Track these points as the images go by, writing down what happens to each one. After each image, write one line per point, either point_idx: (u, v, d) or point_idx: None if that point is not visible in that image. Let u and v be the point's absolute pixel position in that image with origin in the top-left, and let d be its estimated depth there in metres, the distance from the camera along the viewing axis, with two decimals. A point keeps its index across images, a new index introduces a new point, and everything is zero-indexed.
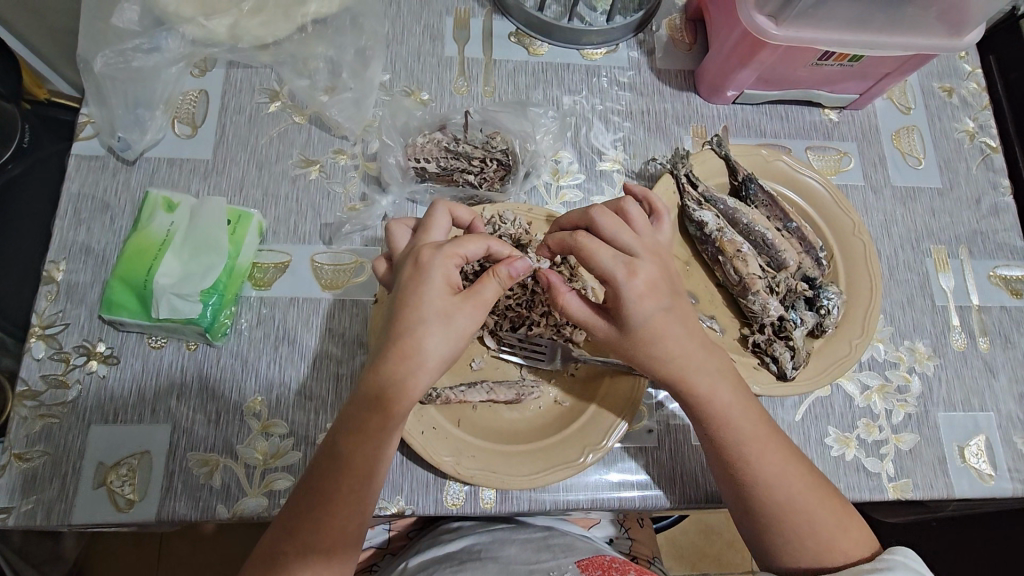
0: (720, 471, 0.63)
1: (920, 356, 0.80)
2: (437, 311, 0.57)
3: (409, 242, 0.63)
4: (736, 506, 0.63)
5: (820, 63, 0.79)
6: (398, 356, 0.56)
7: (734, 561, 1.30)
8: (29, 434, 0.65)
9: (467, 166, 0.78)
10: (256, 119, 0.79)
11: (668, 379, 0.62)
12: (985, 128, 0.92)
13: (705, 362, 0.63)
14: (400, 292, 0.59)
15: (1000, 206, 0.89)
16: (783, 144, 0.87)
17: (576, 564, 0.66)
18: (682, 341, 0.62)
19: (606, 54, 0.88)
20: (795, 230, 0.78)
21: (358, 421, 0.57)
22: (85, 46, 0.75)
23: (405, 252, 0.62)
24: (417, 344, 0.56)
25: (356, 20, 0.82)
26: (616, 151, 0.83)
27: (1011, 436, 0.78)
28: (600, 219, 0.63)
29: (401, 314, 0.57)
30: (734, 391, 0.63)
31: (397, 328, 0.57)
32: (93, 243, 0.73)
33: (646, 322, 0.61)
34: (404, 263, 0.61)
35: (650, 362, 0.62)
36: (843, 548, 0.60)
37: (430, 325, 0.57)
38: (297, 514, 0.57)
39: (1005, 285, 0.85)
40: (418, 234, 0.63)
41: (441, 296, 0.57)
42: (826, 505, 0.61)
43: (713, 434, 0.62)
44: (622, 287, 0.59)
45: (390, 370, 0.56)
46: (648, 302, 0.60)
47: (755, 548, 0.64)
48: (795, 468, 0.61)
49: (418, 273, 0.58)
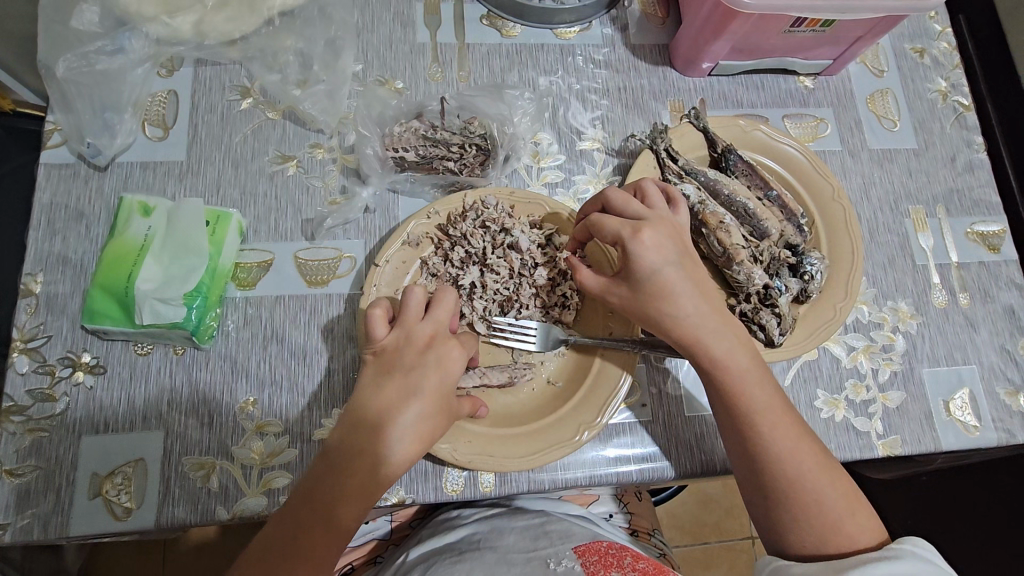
0: (734, 440, 0.64)
1: (903, 315, 0.81)
2: (432, 415, 0.58)
3: (425, 317, 0.61)
4: (745, 478, 0.64)
5: (792, 30, 0.79)
6: (391, 454, 0.56)
7: (733, 529, 1.32)
8: (19, 450, 0.64)
9: (447, 152, 0.78)
10: (228, 116, 0.78)
11: (680, 343, 0.64)
12: (957, 87, 0.92)
13: (719, 328, 0.64)
14: (411, 379, 0.58)
15: (975, 163, 0.90)
16: (760, 114, 0.88)
17: (573, 551, 0.64)
18: (695, 305, 0.63)
19: (580, 32, 0.87)
20: (776, 199, 0.79)
21: (347, 469, 0.56)
22: (46, 51, 0.73)
23: (429, 332, 0.60)
24: (402, 441, 0.56)
25: (323, 11, 0.80)
26: (595, 129, 0.83)
27: (994, 387, 0.80)
28: (614, 196, 0.67)
29: (403, 405, 0.57)
30: (752, 360, 0.64)
31: (388, 416, 0.57)
32: (70, 252, 0.71)
33: (652, 286, 0.63)
34: (419, 350, 0.59)
35: (658, 326, 0.64)
36: (849, 532, 0.61)
37: (413, 427, 0.57)
38: (296, 511, 0.56)
39: (983, 241, 0.86)
40: (433, 314, 0.62)
41: (443, 403, 0.59)
42: (835, 486, 0.61)
43: (729, 401, 0.63)
44: (635, 245, 0.62)
45: (376, 451, 0.56)
46: (653, 263, 0.62)
47: (761, 525, 0.65)
48: (809, 444, 0.62)
49: (443, 368, 0.59)
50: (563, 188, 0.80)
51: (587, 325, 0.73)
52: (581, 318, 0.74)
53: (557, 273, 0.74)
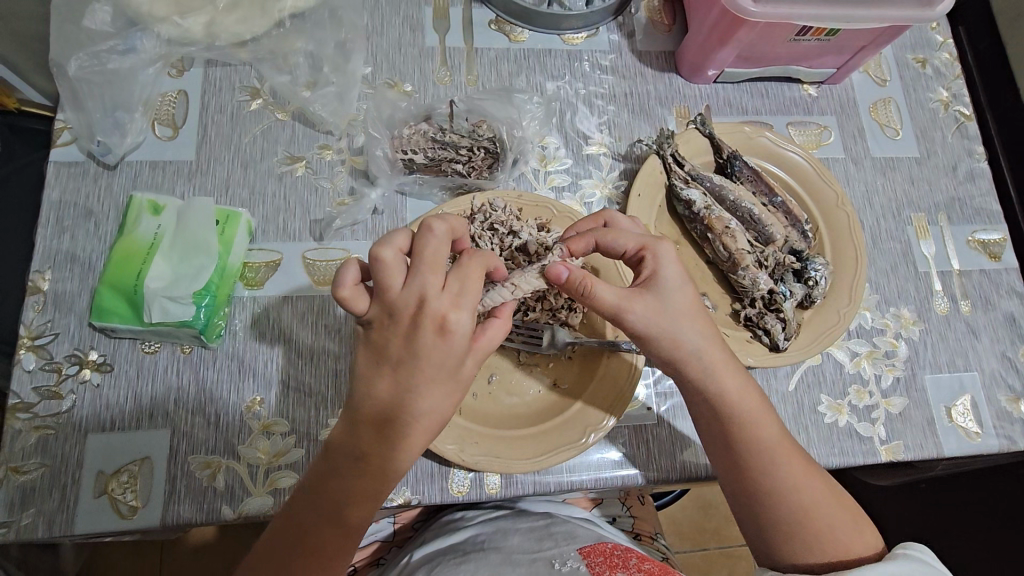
0: (739, 471, 0.62)
1: (905, 321, 0.82)
2: (451, 381, 0.53)
3: (407, 283, 0.52)
4: (751, 510, 0.62)
5: (798, 39, 0.80)
6: (422, 432, 0.53)
7: (733, 535, 1.32)
8: (24, 448, 0.64)
9: (455, 155, 0.78)
10: (238, 116, 0.78)
11: (689, 374, 0.62)
12: (959, 97, 0.94)
13: (725, 356, 0.63)
14: (415, 364, 0.52)
15: (976, 171, 0.91)
16: (765, 121, 0.89)
17: (578, 552, 0.64)
18: (704, 331, 0.62)
19: (586, 38, 0.88)
20: (781, 204, 0.80)
21: (377, 468, 0.54)
22: (57, 50, 0.73)
23: (415, 301, 0.52)
24: (431, 419, 0.53)
25: (334, 14, 0.81)
26: (601, 134, 0.84)
27: (995, 394, 0.80)
28: (617, 216, 0.68)
29: (415, 390, 0.52)
30: (759, 391, 0.63)
31: (409, 401, 0.52)
32: (78, 250, 0.71)
33: (674, 301, 0.60)
34: (411, 322, 0.52)
35: (673, 350, 0.61)
36: (859, 552, 0.60)
37: (443, 395, 0.53)
38: (318, 531, 0.55)
39: (984, 249, 0.87)
40: (416, 278, 0.52)
41: (460, 364, 0.53)
42: (841, 508, 0.61)
43: (736, 433, 0.61)
44: (661, 252, 0.61)
45: (401, 440, 0.53)
46: (673, 277, 0.61)
47: (765, 555, 0.63)
48: (812, 468, 0.62)
49: (444, 339, 0.51)
50: (569, 192, 0.81)
51: (594, 327, 0.73)
52: (588, 321, 0.74)
53: None
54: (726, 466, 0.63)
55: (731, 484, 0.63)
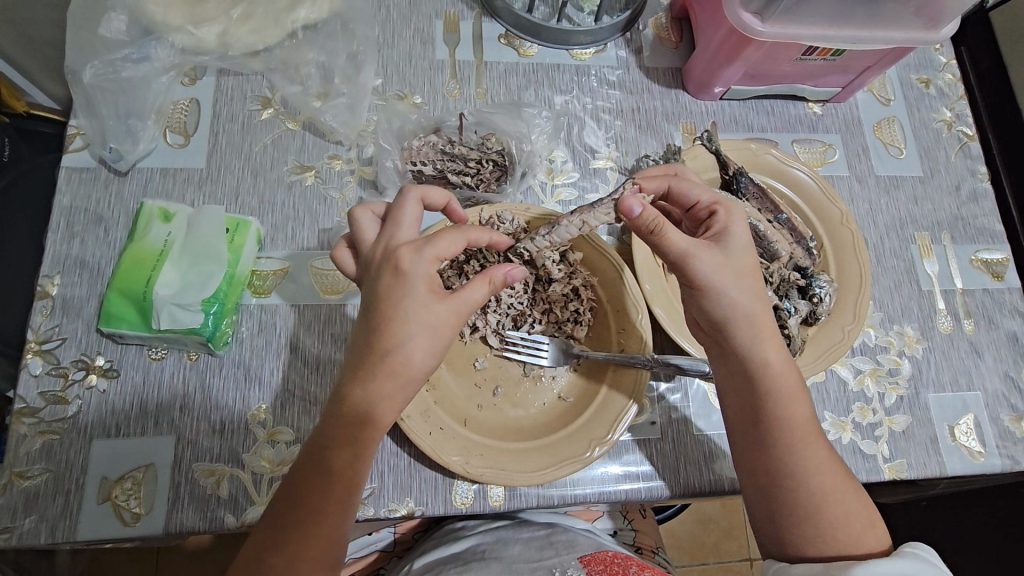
0: (761, 452, 0.62)
1: (909, 339, 0.82)
2: (421, 324, 0.54)
3: (378, 236, 0.59)
4: (766, 490, 0.62)
5: (804, 58, 0.81)
6: (389, 376, 0.54)
7: (732, 550, 1.32)
8: (29, 452, 0.64)
9: (463, 167, 0.80)
10: (249, 126, 0.79)
11: (734, 339, 0.62)
12: (962, 117, 0.94)
13: (773, 338, 0.62)
14: (379, 302, 0.55)
15: (979, 192, 0.91)
16: (770, 138, 0.89)
17: (579, 560, 0.66)
18: (752, 301, 0.61)
19: (595, 54, 0.89)
20: (786, 221, 0.80)
21: (355, 408, 0.54)
22: (73, 57, 0.74)
23: (381, 246, 0.58)
24: (406, 362, 0.54)
25: (346, 26, 0.82)
26: (608, 148, 0.85)
27: (999, 413, 0.80)
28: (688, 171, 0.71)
29: (381, 328, 0.54)
30: (797, 373, 0.63)
31: (381, 338, 0.54)
32: (87, 257, 0.72)
33: (740, 257, 0.61)
34: (377, 269, 0.56)
35: (729, 309, 0.61)
36: (870, 545, 0.59)
37: (414, 337, 0.54)
38: (309, 474, 0.54)
39: (987, 268, 0.87)
40: (387, 228, 0.59)
41: (425, 303, 0.54)
42: (858, 502, 0.61)
43: (769, 408, 0.61)
44: (734, 209, 0.64)
45: (377, 390, 0.54)
46: (741, 234, 0.63)
47: (772, 542, 0.62)
48: (834, 460, 0.62)
49: (398, 278, 0.55)
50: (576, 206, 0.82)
51: (600, 341, 0.73)
52: (591, 334, 0.74)
53: (571, 289, 0.75)
54: (748, 442, 0.63)
55: (749, 465, 0.63)
